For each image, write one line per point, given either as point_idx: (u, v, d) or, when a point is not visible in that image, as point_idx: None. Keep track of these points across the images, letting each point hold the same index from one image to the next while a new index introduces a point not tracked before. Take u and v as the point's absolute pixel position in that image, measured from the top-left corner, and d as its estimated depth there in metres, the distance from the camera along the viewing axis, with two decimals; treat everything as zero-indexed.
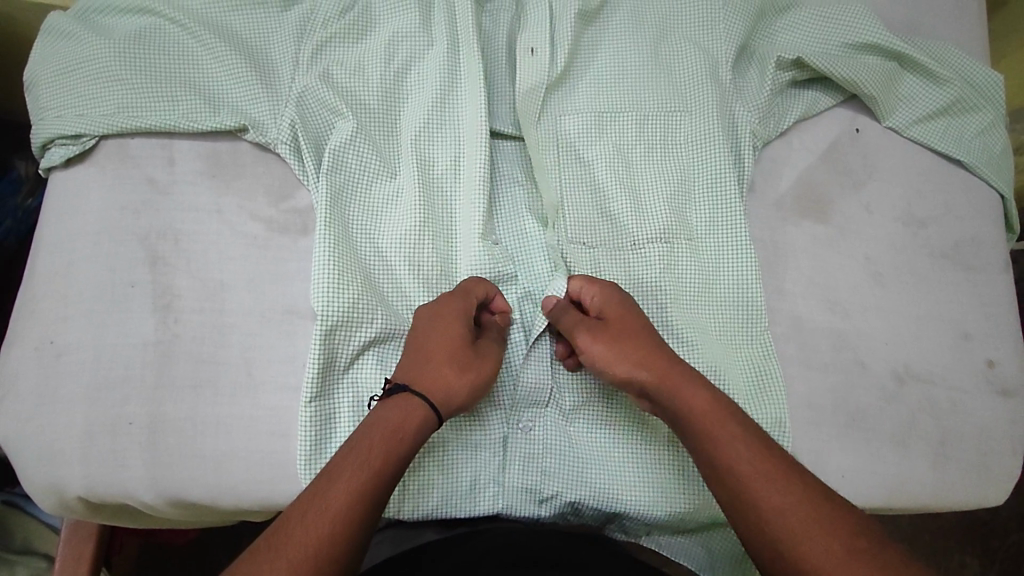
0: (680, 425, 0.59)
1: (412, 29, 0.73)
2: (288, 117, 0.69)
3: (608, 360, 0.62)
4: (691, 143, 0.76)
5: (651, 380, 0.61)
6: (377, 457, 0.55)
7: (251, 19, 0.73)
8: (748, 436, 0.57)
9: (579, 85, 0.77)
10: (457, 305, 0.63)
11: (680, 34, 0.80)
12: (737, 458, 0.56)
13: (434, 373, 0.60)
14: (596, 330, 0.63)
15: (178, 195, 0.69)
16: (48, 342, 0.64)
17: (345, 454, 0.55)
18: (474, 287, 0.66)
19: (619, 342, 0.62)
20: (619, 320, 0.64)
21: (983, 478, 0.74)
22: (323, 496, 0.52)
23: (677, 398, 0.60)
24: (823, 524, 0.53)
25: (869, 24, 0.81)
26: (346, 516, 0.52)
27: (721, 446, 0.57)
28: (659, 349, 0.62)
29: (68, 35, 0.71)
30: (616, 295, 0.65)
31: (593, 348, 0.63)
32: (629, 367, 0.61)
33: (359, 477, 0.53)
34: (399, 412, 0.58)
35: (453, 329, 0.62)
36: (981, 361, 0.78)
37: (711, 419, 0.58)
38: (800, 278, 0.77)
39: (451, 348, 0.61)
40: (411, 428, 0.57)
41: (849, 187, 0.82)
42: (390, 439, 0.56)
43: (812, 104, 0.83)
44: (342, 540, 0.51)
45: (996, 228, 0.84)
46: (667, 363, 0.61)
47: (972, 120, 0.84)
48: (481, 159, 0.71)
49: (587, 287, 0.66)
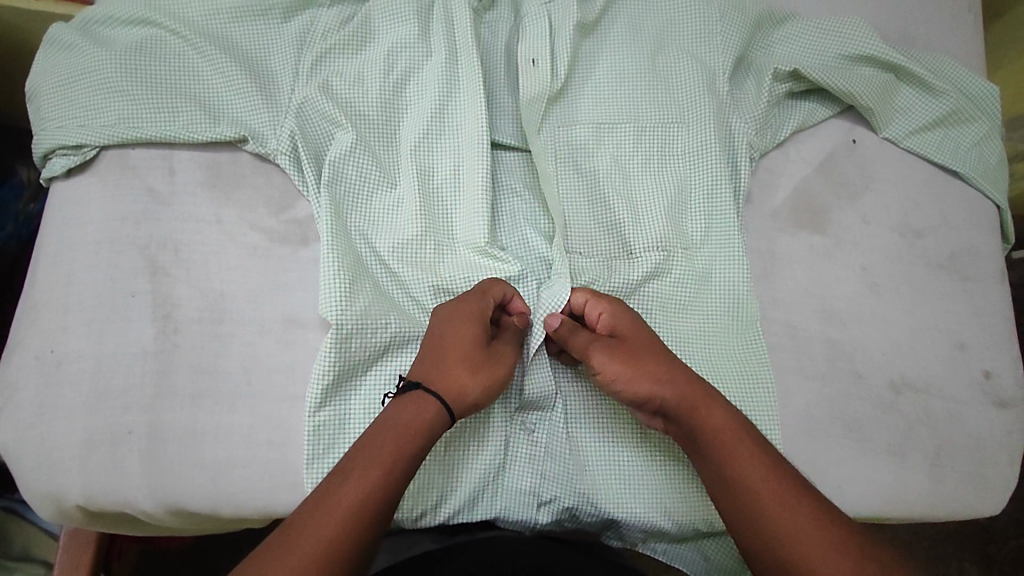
0: (698, 444, 0.60)
1: (411, 40, 0.74)
2: (288, 127, 0.70)
3: (631, 378, 0.61)
4: (689, 154, 0.77)
5: (676, 401, 0.61)
6: (385, 463, 0.55)
7: (252, 31, 0.74)
8: (758, 450, 0.59)
9: (578, 97, 0.78)
10: (472, 305, 0.64)
11: (678, 46, 0.80)
12: (745, 471, 0.57)
13: (447, 373, 0.60)
14: (615, 348, 0.63)
15: (178, 205, 0.70)
16: (48, 351, 0.64)
17: (352, 459, 0.56)
18: (490, 288, 0.66)
19: (638, 360, 0.62)
20: (633, 336, 0.64)
21: (980, 488, 0.75)
22: (329, 502, 0.53)
23: (701, 419, 0.60)
24: (823, 539, 0.54)
25: (865, 36, 0.82)
26: (351, 523, 0.53)
27: (732, 459, 0.58)
28: (677, 367, 0.62)
29: (70, 47, 0.72)
30: (625, 310, 0.65)
31: (613, 367, 0.62)
32: (654, 386, 0.61)
33: (366, 483, 0.54)
34: (412, 408, 0.59)
35: (467, 329, 0.62)
36: (978, 371, 0.79)
37: (727, 435, 0.59)
38: (797, 288, 0.78)
39: (465, 348, 0.61)
40: (422, 428, 0.58)
41: (846, 198, 0.82)
42: (400, 441, 0.57)
43: (809, 115, 0.83)
44: (347, 547, 0.52)
45: (992, 238, 0.84)
46: (688, 381, 0.61)
47: (968, 131, 0.85)
48: (482, 168, 0.71)
49: (594, 302, 0.66)
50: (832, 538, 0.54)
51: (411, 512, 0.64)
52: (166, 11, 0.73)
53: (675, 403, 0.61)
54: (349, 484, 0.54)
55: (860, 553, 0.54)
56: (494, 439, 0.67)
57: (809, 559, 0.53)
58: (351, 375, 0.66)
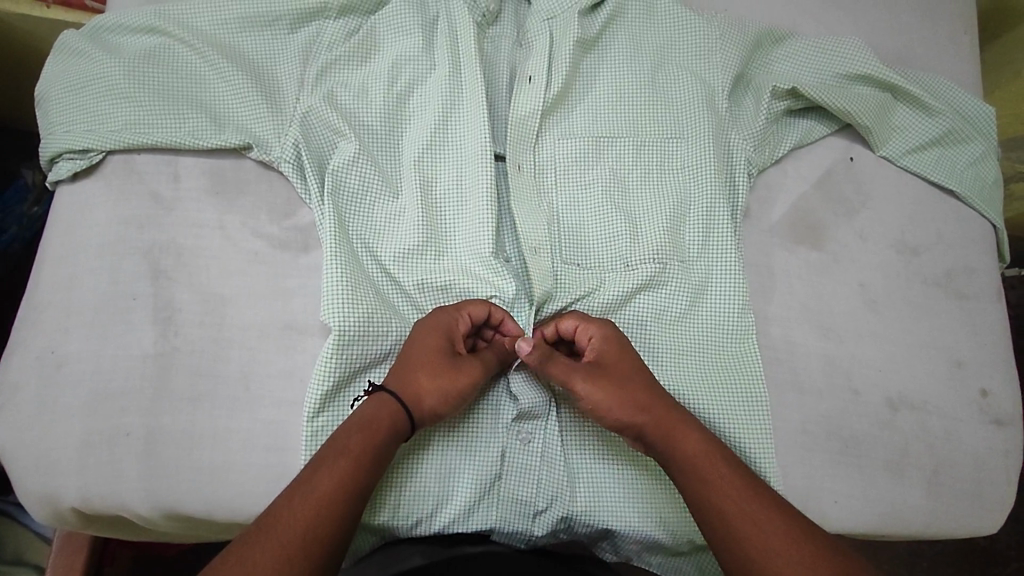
0: (675, 467, 0.60)
1: (416, 52, 0.75)
2: (292, 136, 0.71)
3: (606, 404, 0.62)
4: (688, 168, 0.78)
5: (650, 424, 0.61)
6: (354, 456, 0.56)
7: (258, 41, 0.75)
8: (730, 470, 0.59)
9: (578, 110, 0.79)
10: (444, 316, 0.64)
11: (678, 63, 0.81)
12: (715, 486, 0.57)
13: (410, 377, 0.61)
14: (597, 375, 0.63)
15: (182, 210, 0.70)
16: (49, 352, 0.65)
17: (323, 454, 0.56)
18: (471, 306, 0.66)
19: (621, 386, 0.62)
20: (617, 363, 0.64)
21: (977, 506, 0.75)
22: (303, 494, 0.54)
23: (674, 441, 0.60)
24: (788, 541, 0.54)
25: (863, 57, 0.83)
26: (325, 515, 0.53)
27: (703, 473, 0.58)
28: (658, 395, 0.62)
29: (80, 53, 0.73)
30: (614, 336, 0.66)
31: (594, 395, 0.62)
32: (627, 411, 0.61)
33: (339, 477, 0.55)
34: (374, 406, 0.59)
35: (435, 338, 0.63)
36: (975, 390, 0.79)
37: (700, 459, 0.59)
38: (794, 303, 0.78)
39: (428, 355, 0.62)
40: (384, 425, 0.58)
41: (843, 215, 0.83)
42: (366, 438, 0.57)
43: (807, 133, 0.84)
44: (320, 539, 0.52)
45: (989, 257, 0.85)
46: (663, 407, 0.62)
47: (963, 151, 0.86)
48: (484, 178, 0.71)
49: (583, 326, 0.66)
50: (799, 540, 0.54)
51: (406, 520, 0.64)
52: (174, 21, 0.74)
53: (649, 428, 0.61)
54: (323, 476, 0.55)
55: (824, 550, 0.54)
56: (491, 449, 0.67)
57: (775, 565, 0.53)
58: (350, 381, 0.66)
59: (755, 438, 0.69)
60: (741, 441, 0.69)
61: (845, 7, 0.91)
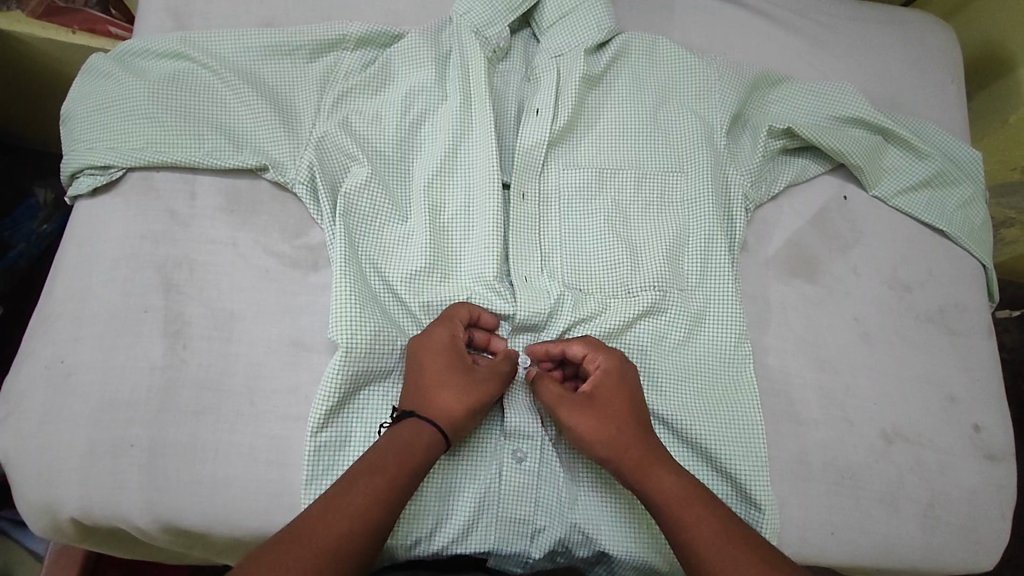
0: (650, 506, 0.61)
1: (430, 83, 0.79)
2: (307, 159, 0.73)
3: (590, 436, 0.64)
4: (688, 202, 0.81)
5: (629, 465, 0.62)
6: (390, 477, 0.57)
7: (277, 68, 0.78)
8: (709, 515, 0.60)
9: (582, 142, 0.82)
10: (442, 333, 0.65)
11: (679, 101, 0.85)
12: (693, 530, 0.59)
13: (434, 400, 0.62)
14: (588, 406, 0.65)
15: (197, 228, 0.72)
16: (59, 361, 0.65)
17: (353, 474, 0.57)
18: (459, 313, 0.67)
19: (607, 423, 0.64)
20: (612, 403, 0.65)
21: (972, 541, 0.75)
22: (336, 507, 0.55)
23: (649, 483, 0.62)
24: None
25: (855, 101, 0.87)
26: (356, 533, 0.54)
27: (680, 513, 0.60)
28: (645, 435, 0.64)
29: (107, 75, 0.76)
30: (617, 375, 0.66)
31: (584, 424, 0.64)
32: (606, 446, 0.63)
33: (372, 494, 0.56)
34: (407, 431, 0.60)
35: (441, 358, 0.64)
36: (969, 426, 0.80)
37: (676, 500, 0.60)
38: (790, 335, 0.80)
39: (445, 376, 0.63)
40: (421, 448, 0.59)
41: (837, 251, 0.85)
42: (403, 463, 0.58)
43: (801, 171, 0.87)
44: (344, 554, 0.53)
45: (979, 295, 0.87)
46: (644, 446, 0.63)
47: (951, 193, 0.89)
48: (493, 203, 0.74)
49: (592, 353, 0.67)
50: None
51: (404, 540, 0.64)
52: (198, 47, 0.77)
53: (624, 464, 0.63)
54: (356, 493, 0.56)
55: None
56: (489, 470, 0.67)
57: None
58: (353, 397, 0.67)
59: (748, 463, 0.70)
60: (736, 470, 0.70)
61: (838, 53, 0.96)
